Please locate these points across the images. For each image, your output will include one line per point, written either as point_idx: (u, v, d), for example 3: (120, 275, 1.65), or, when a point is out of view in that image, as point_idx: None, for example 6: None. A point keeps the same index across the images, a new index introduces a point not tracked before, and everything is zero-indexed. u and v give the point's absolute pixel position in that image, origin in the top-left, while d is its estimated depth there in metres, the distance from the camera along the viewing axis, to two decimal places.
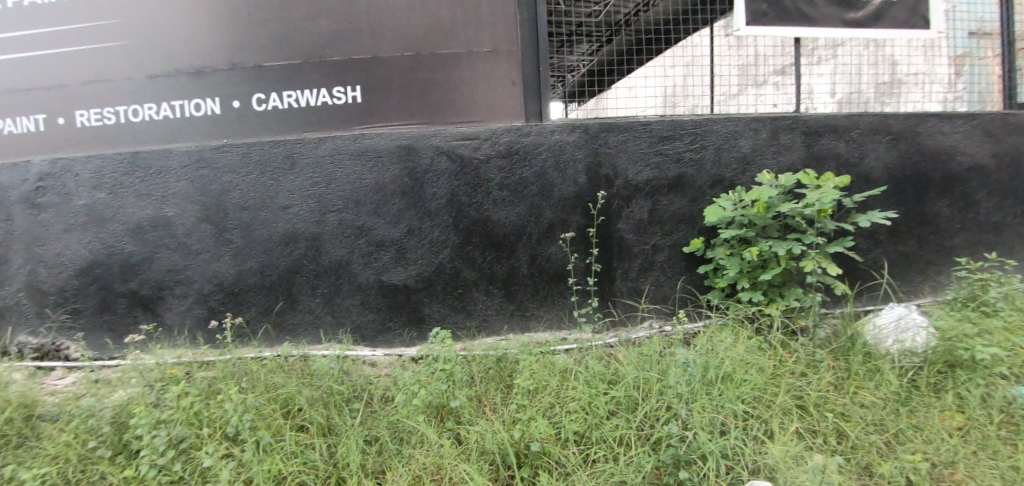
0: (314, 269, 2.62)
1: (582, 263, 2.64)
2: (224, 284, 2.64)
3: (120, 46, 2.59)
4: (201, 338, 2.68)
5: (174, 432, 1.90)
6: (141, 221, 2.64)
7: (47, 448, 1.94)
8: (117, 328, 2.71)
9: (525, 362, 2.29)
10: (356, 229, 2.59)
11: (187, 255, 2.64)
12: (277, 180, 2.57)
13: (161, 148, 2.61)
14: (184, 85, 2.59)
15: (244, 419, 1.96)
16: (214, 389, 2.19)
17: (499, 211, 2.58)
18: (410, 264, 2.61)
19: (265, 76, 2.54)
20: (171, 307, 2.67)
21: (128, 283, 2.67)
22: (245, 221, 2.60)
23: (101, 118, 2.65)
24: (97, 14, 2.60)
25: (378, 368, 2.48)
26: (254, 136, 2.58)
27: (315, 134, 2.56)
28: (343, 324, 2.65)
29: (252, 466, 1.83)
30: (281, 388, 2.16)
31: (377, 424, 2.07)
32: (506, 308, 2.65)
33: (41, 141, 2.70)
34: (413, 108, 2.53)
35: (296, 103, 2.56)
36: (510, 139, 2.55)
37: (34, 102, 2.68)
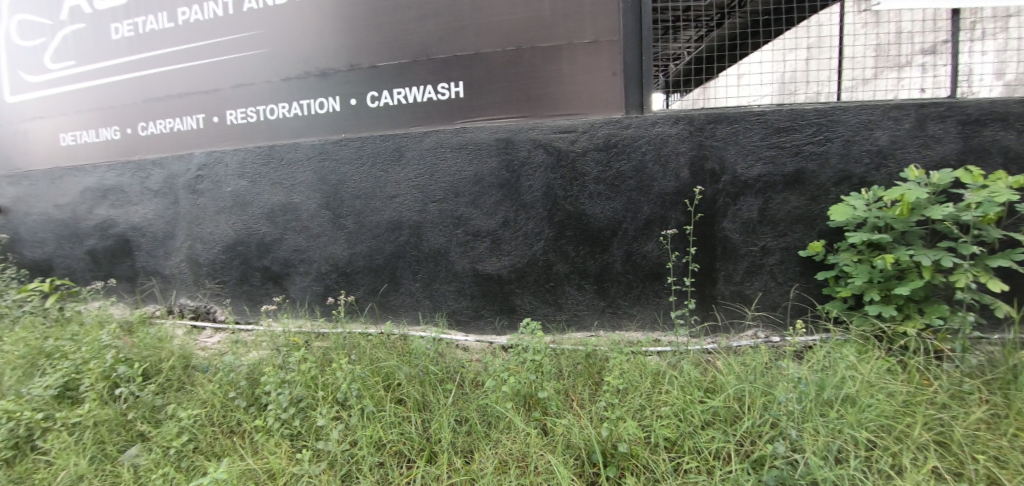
0: (416, 254, 2.79)
1: (681, 263, 2.50)
2: (338, 265, 2.93)
3: (261, 53, 2.96)
4: (318, 311, 3.00)
5: (295, 392, 2.15)
6: (274, 206, 3.01)
7: (198, 394, 2.31)
8: (253, 297, 3.13)
9: (615, 360, 2.25)
10: (455, 219, 2.70)
11: (309, 237, 2.96)
12: (386, 171, 2.77)
13: (292, 143, 2.94)
14: (311, 85, 2.89)
15: (352, 387, 2.16)
16: (328, 358, 2.43)
17: (594, 205, 2.53)
18: (503, 255, 2.67)
19: (378, 75, 2.74)
20: (296, 282, 3.02)
21: (262, 260, 3.07)
22: (358, 208, 2.85)
23: (246, 116, 3.05)
24: (245, 26, 2.99)
25: (471, 353, 2.59)
26: (368, 131, 2.81)
27: (420, 128, 2.70)
28: (439, 308, 2.80)
29: (357, 431, 2.01)
30: (383, 363, 2.35)
31: (468, 407, 2.16)
32: (597, 304, 2.61)
33: (200, 137, 3.18)
34: (512, 102, 2.56)
35: (405, 99, 2.72)
36: (609, 132, 2.48)
37: (196, 104, 3.16)
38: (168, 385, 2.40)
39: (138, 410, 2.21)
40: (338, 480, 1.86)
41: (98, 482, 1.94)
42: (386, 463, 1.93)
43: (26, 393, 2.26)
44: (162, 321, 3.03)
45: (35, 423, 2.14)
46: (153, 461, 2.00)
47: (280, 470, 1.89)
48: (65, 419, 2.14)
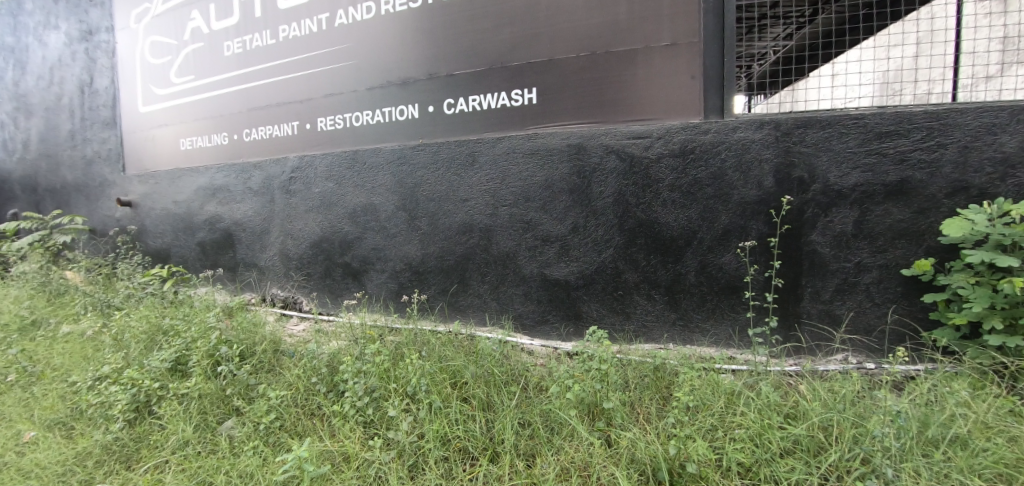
0: (485, 257, 2.86)
1: (761, 277, 2.35)
2: (411, 264, 3.07)
3: (349, 65, 3.19)
4: (392, 307, 3.17)
5: (369, 383, 2.28)
6: (355, 207, 3.22)
7: (285, 377, 2.51)
8: (334, 291, 3.37)
9: (686, 376, 2.16)
10: (524, 224, 2.74)
11: (386, 237, 3.13)
12: (459, 175, 2.87)
13: (374, 147, 3.14)
14: (393, 94, 3.06)
15: (421, 381, 2.26)
16: (400, 352, 2.55)
17: (667, 213, 2.45)
18: (572, 261, 2.66)
19: (455, 83, 2.85)
20: (373, 279, 3.22)
21: (343, 256, 3.30)
22: (432, 210, 2.97)
23: (334, 123, 3.29)
24: (335, 40, 3.23)
25: (536, 357, 2.60)
26: (444, 137, 2.92)
27: (493, 134, 2.77)
28: (505, 311, 2.85)
29: (425, 424, 2.10)
30: (451, 361, 2.43)
31: (531, 410, 2.17)
32: (668, 316, 2.52)
33: (293, 142, 3.48)
34: (585, 108, 2.54)
35: (479, 106, 2.80)
36: (685, 138, 2.39)
37: (291, 112, 3.46)
38: (260, 366, 2.64)
39: (234, 387, 2.45)
40: (406, 469, 1.94)
41: (200, 448, 2.18)
42: (450, 458, 1.99)
43: (147, 364, 2.59)
44: (257, 308, 3.35)
45: (153, 391, 2.44)
46: (246, 434, 2.20)
47: (354, 454, 2.02)
48: (176, 390, 2.41)
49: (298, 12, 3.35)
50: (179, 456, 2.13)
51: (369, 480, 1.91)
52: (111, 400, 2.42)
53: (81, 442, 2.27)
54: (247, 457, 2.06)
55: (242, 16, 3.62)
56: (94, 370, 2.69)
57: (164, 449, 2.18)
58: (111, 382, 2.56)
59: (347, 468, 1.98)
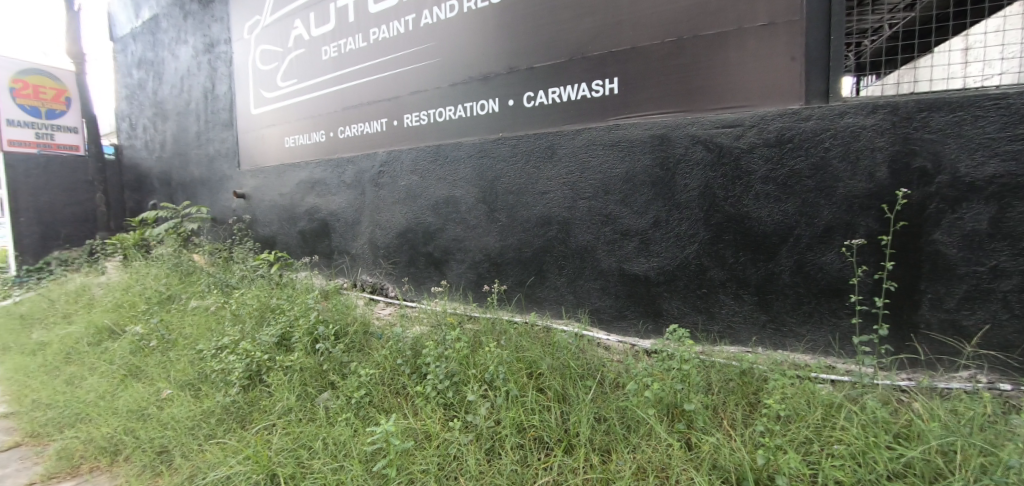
0: (563, 250, 2.89)
1: (869, 280, 2.10)
2: (490, 255, 3.20)
3: (433, 62, 3.33)
4: (471, 296, 3.33)
5: (450, 368, 2.39)
6: (438, 200, 3.40)
7: (374, 357, 2.71)
8: (418, 278, 3.60)
9: (776, 383, 2.01)
10: (603, 217, 2.72)
11: (467, 228, 3.28)
12: (538, 168, 2.91)
13: (456, 142, 3.26)
14: (474, 89, 3.15)
15: (499, 369, 2.33)
16: (479, 340, 2.65)
17: (759, 207, 2.28)
18: (652, 256, 2.59)
19: (535, 76, 2.87)
20: (453, 268, 3.40)
21: (426, 246, 3.51)
22: (511, 202, 3.06)
23: (419, 119, 3.46)
24: (420, 40, 3.39)
25: (612, 353, 2.59)
26: (523, 130, 2.96)
27: (573, 126, 2.76)
28: (582, 304, 2.88)
29: (502, 411, 2.16)
30: (528, 352, 2.48)
31: (607, 406, 2.14)
32: (757, 318, 2.36)
33: (382, 138, 3.71)
34: (670, 96, 2.44)
35: (559, 98, 2.79)
36: (783, 125, 2.19)
37: (380, 109, 3.69)
38: (352, 346, 2.87)
39: (330, 363, 2.69)
40: (483, 452, 2.02)
41: (301, 415, 2.41)
42: (526, 445, 2.04)
43: (258, 338, 2.92)
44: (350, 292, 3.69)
45: (263, 362, 2.74)
46: (340, 406, 2.41)
47: (435, 433, 2.13)
48: (282, 362, 2.69)
49: (387, 15, 3.55)
50: (284, 421, 2.38)
51: (449, 459, 2.01)
52: (230, 367, 2.77)
53: (207, 402, 2.62)
54: (341, 427, 2.26)
55: (337, 22, 3.91)
56: (216, 341, 3.09)
57: (272, 413, 2.45)
58: (230, 352, 2.92)
59: (429, 445, 2.09)
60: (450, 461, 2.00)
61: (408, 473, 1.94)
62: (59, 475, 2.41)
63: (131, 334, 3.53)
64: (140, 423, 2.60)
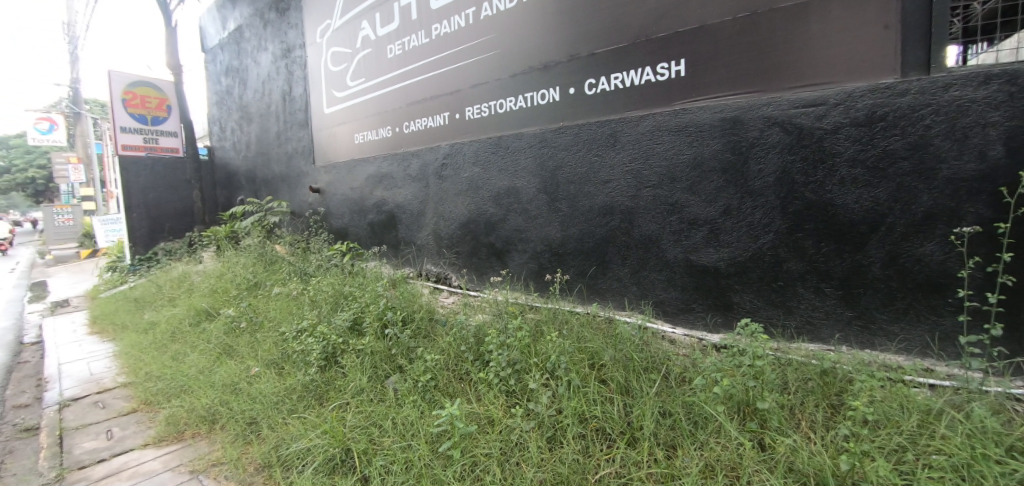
0: (626, 240, 2.85)
1: (980, 274, 1.85)
2: (552, 246, 3.22)
3: (493, 54, 3.36)
4: (533, 286, 3.39)
5: (512, 356, 2.44)
6: (500, 191, 3.48)
7: (438, 343, 2.81)
8: (480, 268, 3.73)
9: (863, 384, 1.85)
10: (669, 206, 2.64)
11: (528, 219, 3.33)
12: (600, 156, 2.88)
13: (517, 132, 3.29)
14: (534, 79, 3.14)
15: (560, 359, 2.34)
16: (540, 330, 2.68)
17: (843, 194, 2.09)
18: (722, 246, 2.48)
19: (597, 62, 2.81)
20: (515, 258, 3.47)
21: (489, 237, 3.61)
22: (573, 192, 3.06)
23: (480, 111, 3.52)
24: (480, 32, 3.43)
25: (678, 347, 2.52)
26: (584, 118, 2.93)
27: (636, 112, 2.69)
28: (646, 296, 2.83)
29: (563, 400, 2.17)
30: (590, 343, 2.46)
31: (672, 400, 2.08)
32: (842, 315, 2.18)
33: (444, 131, 3.81)
34: (743, 76, 2.30)
35: (622, 84, 2.72)
36: (873, 102, 1.98)
37: (443, 103, 3.79)
38: (418, 331, 3.00)
39: (398, 348, 2.83)
40: (545, 440, 2.04)
41: (373, 395, 2.56)
42: (588, 436, 2.03)
43: (333, 322, 3.13)
44: (417, 281, 3.90)
45: (338, 345, 2.94)
46: (408, 388, 2.53)
47: (498, 418, 2.19)
48: (355, 345, 2.87)
49: (448, 10, 3.63)
50: (357, 400, 2.53)
51: (512, 445, 2.05)
52: (308, 349, 3.00)
53: (289, 380, 2.85)
54: (409, 408, 2.37)
55: (401, 20, 4.05)
56: (297, 324, 3.35)
57: (346, 392, 2.62)
58: (308, 334, 3.16)
59: (493, 430, 2.15)
60: (513, 447, 2.04)
61: (472, 456, 2.01)
62: (168, 439, 2.74)
63: (224, 316, 3.92)
64: (233, 396, 2.88)
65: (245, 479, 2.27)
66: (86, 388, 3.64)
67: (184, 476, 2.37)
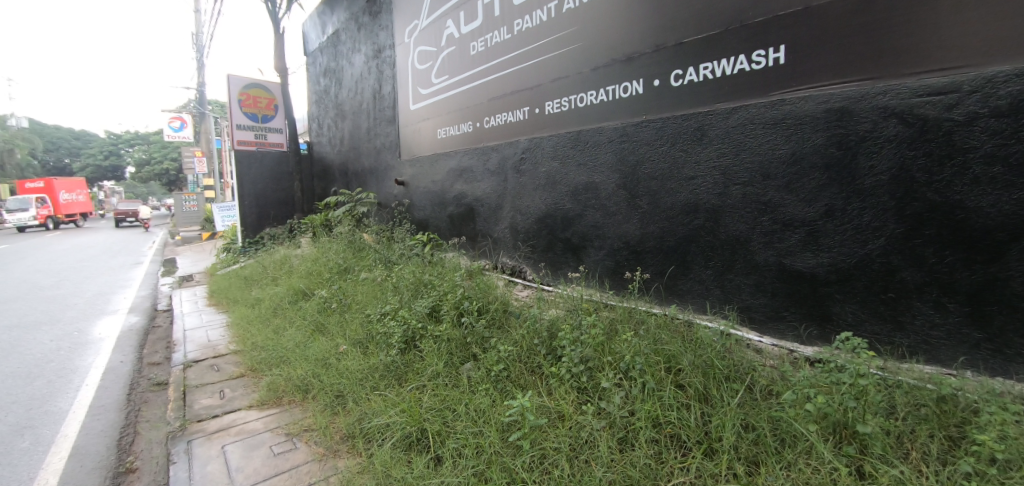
0: (711, 240, 2.71)
1: None
2: (630, 243, 3.15)
3: (574, 48, 3.33)
4: (608, 284, 3.34)
5: (585, 352, 2.43)
6: (578, 186, 3.47)
7: (512, 334, 2.87)
8: (555, 263, 3.75)
9: (993, 419, 1.59)
10: (761, 205, 2.46)
11: (606, 215, 3.29)
12: (686, 150, 2.76)
13: (597, 127, 3.25)
14: (617, 71, 3.07)
15: (636, 360, 2.29)
16: (615, 328, 2.64)
17: (976, 196, 1.81)
18: (822, 251, 2.26)
19: (684, 52, 2.67)
20: (591, 255, 3.44)
21: (565, 232, 3.61)
22: (654, 189, 2.96)
23: (559, 106, 3.51)
24: (563, 26, 3.42)
25: (765, 357, 2.36)
26: (669, 111, 2.81)
27: (727, 104, 2.52)
28: (730, 300, 2.67)
29: (637, 402, 2.12)
30: (667, 345, 2.38)
31: (757, 414, 1.94)
32: (967, 335, 1.89)
33: (523, 126, 3.86)
34: (855, 61, 2.06)
35: (711, 74, 2.57)
36: (1020, 89, 1.68)
37: (523, 98, 3.83)
38: (493, 321, 3.09)
39: (473, 337, 2.93)
40: (616, 440, 2.00)
41: (448, 380, 2.68)
42: (661, 441, 1.97)
43: (414, 308, 3.33)
44: (493, 273, 4.02)
45: (417, 330, 3.11)
46: (481, 376, 2.62)
47: (568, 414, 2.19)
48: (433, 331, 3.03)
49: (530, 5, 3.65)
50: (433, 383, 2.66)
51: (582, 442, 2.04)
52: (391, 331, 3.21)
53: (373, 359, 3.07)
54: (481, 396, 2.45)
55: (485, 17, 4.14)
56: (381, 307, 3.60)
57: (424, 375, 2.77)
58: (391, 317, 3.39)
59: (563, 425, 2.16)
60: (583, 444, 2.03)
61: (541, 448, 2.03)
62: (269, 403, 3.07)
63: (318, 297, 4.30)
64: (323, 370, 3.16)
65: (331, 446, 2.48)
66: (205, 352, 4.18)
67: (281, 438, 2.64)
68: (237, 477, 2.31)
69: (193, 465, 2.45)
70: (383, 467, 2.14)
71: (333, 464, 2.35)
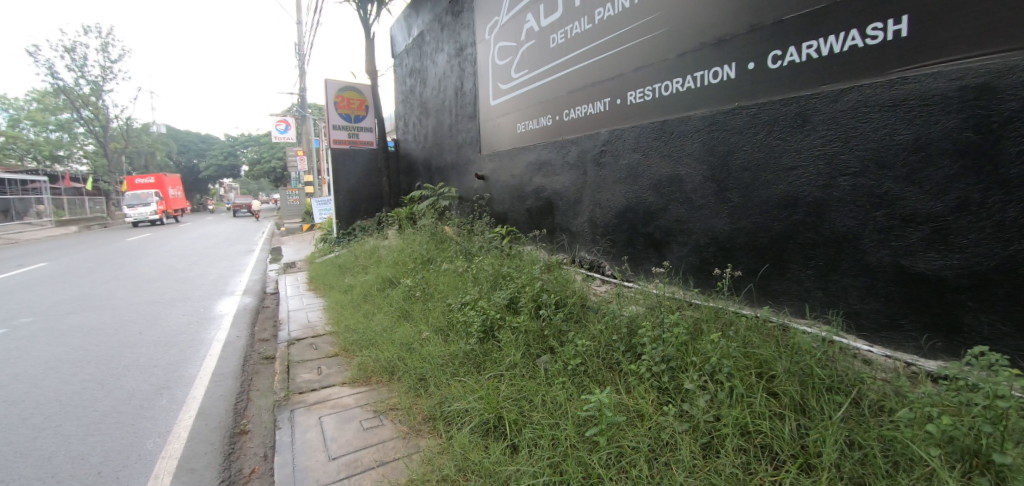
0: (812, 238, 2.47)
1: None
2: (718, 239, 2.97)
3: (659, 34, 3.19)
4: (693, 282, 3.19)
5: (666, 351, 2.35)
6: (661, 179, 3.34)
7: (590, 329, 2.85)
8: (635, 259, 3.65)
9: None
10: (875, 198, 2.20)
11: (692, 209, 3.13)
12: (784, 139, 2.53)
13: (683, 116, 3.09)
14: (706, 56, 2.90)
15: (723, 362, 2.17)
16: (699, 328, 2.52)
17: None
18: (950, 251, 1.96)
19: (785, 31, 2.45)
20: (674, 251, 3.30)
21: (647, 227, 3.50)
22: (746, 181, 2.76)
23: (643, 95, 3.39)
24: (647, 12, 3.29)
25: (875, 369, 2.11)
26: (766, 96, 2.59)
27: (835, 86, 2.27)
28: (835, 304, 2.42)
29: (723, 407, 2.01)
30: (758, 349, 2.22)
31: (864, 431, 1.75)
32: None
33: (604, 117, 3.78)
34: (1002, 27, 1.74)
35: (817, 53, 2.33)
36: None
37: (604, 89, 3.75)
38: (571, 315, 3.09)
39: (551, 329, 2.96)
40: (700, 446, 1.91)
41: (525, 371, 2.72)
42: (750, 451, 1.85)
43: (493, 299, 3.43)
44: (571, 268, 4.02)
45: (495, 320, 3.20)
46: (558, 369, 2.63)
47: (648, 414, 2.13)
48: (512, 322, 3.10)
49: None
50: (511, 373, 2.72)
51: (662, 443, 1.98)
52: (471, 320, 3.34)
53: (453, 346, 3.21)
54: (558, 389, 2.46)
55: (565, 8, 4.11)
56: (462, 297, 3.76)
57: (502, 364, 2.84)
58: (471, 307, 3.52)
59: (642, 424, 2.10)
60: (663, 446, 1.97)
61: (619, 446, 2.00)
62: (360, 381, 3.34)
63: (403, 285, 4.58)
64: (408, 354, 3.36)
65: (414, 426, 2.64)
66: (306, 332, 4.64)
67: (370, 413, 2.86)
68: (332, 446, 2.55)
69: (295, 431, 2.74)
70: (461, 450, 2.23)
71: (416, 442, 2.50)
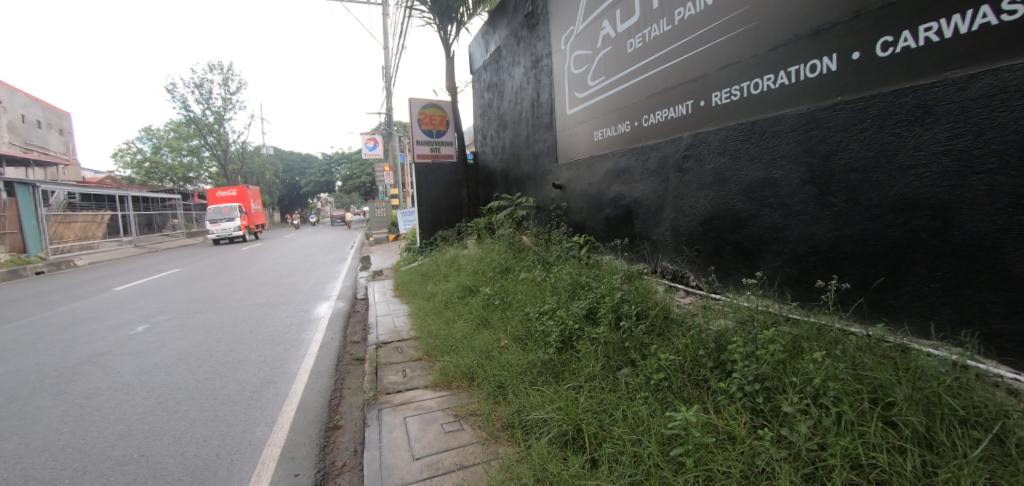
0: (937, 246, 2.16)
1: None
2: (820, 248, 2.70)
3: (747, 29, 3.01)
4: (791, 295, 2.92)
5: (760, 370, 2.18)
6: (752, 183, 3.12)
7: (674, 343, 2.72)
8: (724, 269, 3.44)
9: None
10: (1019, 200, 1.87)
11: (788, 214, 2.88)
12: (899, 134, 2.25)
13: (777, 115, 2.87)
14: (802, 49, 2.67)
15: (827, 384, 1.95)
16: (799, 346, 2.31)
17: None
18: None
19: (896, 14, 2.19)
20: (768, 260, 3.06)
21: (736, 235, 3.29)
22: (854, 183, 2.49)
23: (729, 95, 3.21)
24: (733, 7, 3.11)
25: None
26: (875, 88, 2.33)
27: (963, 72, 1.98)
28: (969, 324, 2.08)
29: (829, 435, 1.81)
30: (872, 372, 1.97)
31: (1012, 475, 1.48)
32: None
33: (686, 120, 3.63)
34: None
35: (936, 36, 2.04)
36: None
37: (685, 91, 3.60)
38: (653, 328, 2.98)
39: (631, 341, 2.87)
40: (801, 476, 1.74)
41: (605, 383, 2.67)
42: None
43: (572, 308, 3.42)
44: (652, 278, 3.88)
45: (574, 330, 3.19)
46: (639, 384, 2.54)
47: (741, 437, 1.98)
48: (591, 333, 3.05)
49: None
50: (590, 385, 2.68)
51: (756, 470, 1.83)
52: (549, 330, 3.36)
53: (531, 355, 3.24)
54: (640, 404, 2.38)
55: (642, 12, 4.02)
56: (540, 306, 3.79)
57: (581, 375, 2.81)
58: (549, 317, 3.54)
59: (733, 448, 1.96)
60: (758, 473, 1.82)
61: (707, 469, 1.88)
62: (441, 385, 3.49)
63: (482, 293, 4.71)
64: (487, 361, 3.44)
65: (493, 432, 2.70)
66: (393, 336, 4.94)
67: (451, 417, 2.97)
68: (415, 446, 2.68)
69: (383, 429, 2.93)
70: (540, 460, 2.24)
71: (495, 449, 2.55)
